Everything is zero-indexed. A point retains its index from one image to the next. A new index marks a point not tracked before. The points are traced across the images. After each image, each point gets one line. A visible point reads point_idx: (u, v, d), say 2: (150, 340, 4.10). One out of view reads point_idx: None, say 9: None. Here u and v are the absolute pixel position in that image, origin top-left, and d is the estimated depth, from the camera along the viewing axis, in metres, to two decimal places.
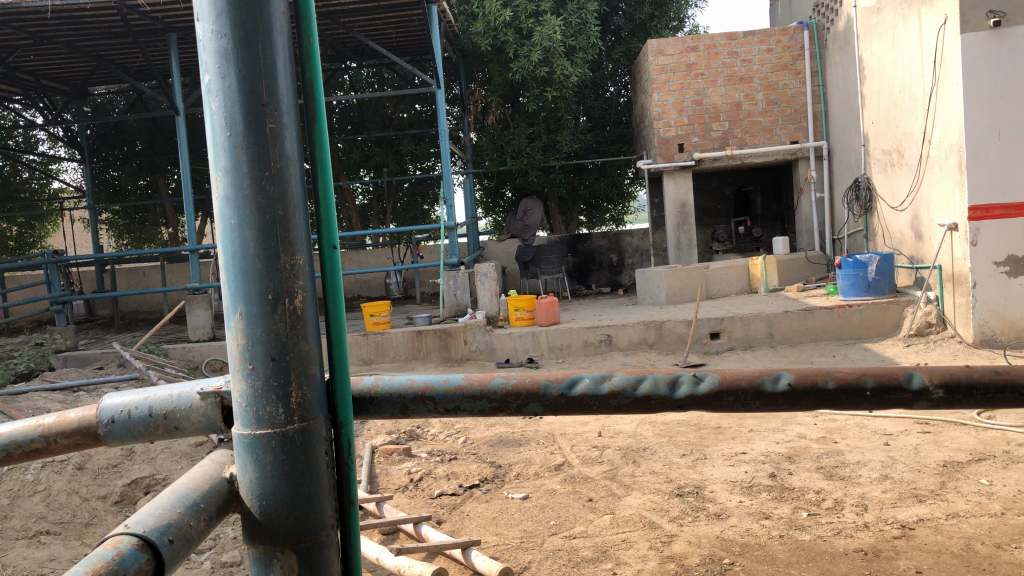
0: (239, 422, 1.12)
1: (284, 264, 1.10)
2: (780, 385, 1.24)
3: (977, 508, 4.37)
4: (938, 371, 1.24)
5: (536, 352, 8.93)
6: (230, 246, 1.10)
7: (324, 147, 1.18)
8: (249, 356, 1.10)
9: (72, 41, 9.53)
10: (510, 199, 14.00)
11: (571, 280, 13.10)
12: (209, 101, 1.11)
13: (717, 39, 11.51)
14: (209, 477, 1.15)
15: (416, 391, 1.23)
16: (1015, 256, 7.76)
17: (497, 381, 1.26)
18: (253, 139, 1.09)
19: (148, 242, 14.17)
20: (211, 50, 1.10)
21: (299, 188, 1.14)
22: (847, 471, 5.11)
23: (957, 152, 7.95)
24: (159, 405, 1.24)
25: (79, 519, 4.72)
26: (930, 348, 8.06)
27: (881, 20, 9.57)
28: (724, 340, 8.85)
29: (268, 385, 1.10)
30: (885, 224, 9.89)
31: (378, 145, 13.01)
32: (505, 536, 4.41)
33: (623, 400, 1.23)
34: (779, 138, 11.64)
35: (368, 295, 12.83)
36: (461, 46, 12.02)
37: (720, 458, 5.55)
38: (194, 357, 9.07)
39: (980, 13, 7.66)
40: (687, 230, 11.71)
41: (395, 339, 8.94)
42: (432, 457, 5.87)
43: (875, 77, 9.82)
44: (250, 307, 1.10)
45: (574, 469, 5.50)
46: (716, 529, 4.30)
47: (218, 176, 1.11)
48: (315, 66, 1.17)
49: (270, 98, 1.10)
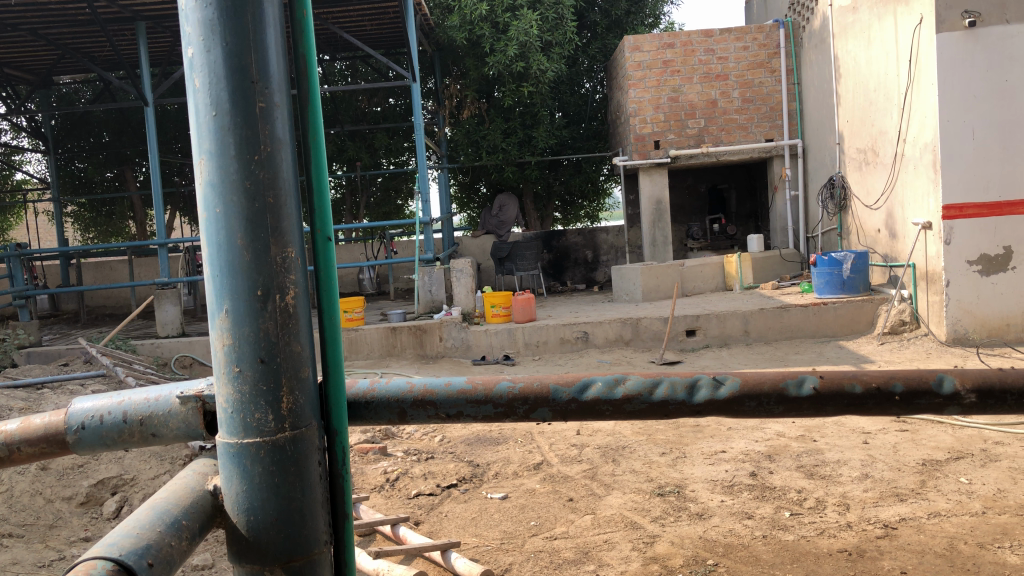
0: (224, 431, 1.03)
1: (274, 257, 1.01)
2: (805, 389, 1.15)
3: (958, 507, 4.36)
4: (970, 374, 1.16)
5: (512, 349, 8.83)
6: (214, 237, 1.00)
7: (317, 131, 1.08)
8: (235, 359, 1.01)
9: (37, 28, 9.26)
10: (484, 194, 13.93)
11: (546, 277, 13.04)
12: (192, 77, 1.01)
13: (694, 36, 11.49)
14: (190, 489, 1.05)
15: (415, 396, 1.15)
16: (987, 255, 7.80)
17: (503, 384, 1.17)
18: (241, 118, 0.99)
19: (115, 236, 13.94)
20: (195, 20, 1.00)
21: (291, 172, 1.04)
22: (827, 470, 5.08)
23: (932, 151, 7.98)
24: (135, 409, 1.14)
25: (43, 522, 4.55)
26: (904, 346, 8.10)
27: (856, 18, 9.59)
28: (700, 337, 8.82)
29: (256, 390, 1.01)
30: (859, 223, 9.93)
31: (351, 138, 12.84)
32: (484, 537, 4.32)
33: (639, 405, 1.15)
34: (754, 136, 11.64)
35: (340, 291, 12.70)
36: (437, 40, 11.86)
37: (700, 457, 5.50)
38: (163, 353, 8.79)
39: (955, 13, 7.69)
40: (662, 228, 11.68)
41: (369, 336, 8.80)
42: (408, 456, 5.77)
43: (850, 76, 9.86)
44: (237, 304, 1.00)
45: (554, 469, 5.43)
46: (698, 529, 4.25)
47: (202, 159, 1.01)
48: (309, 40, 1.07)
49: (260, 75, 1.00)
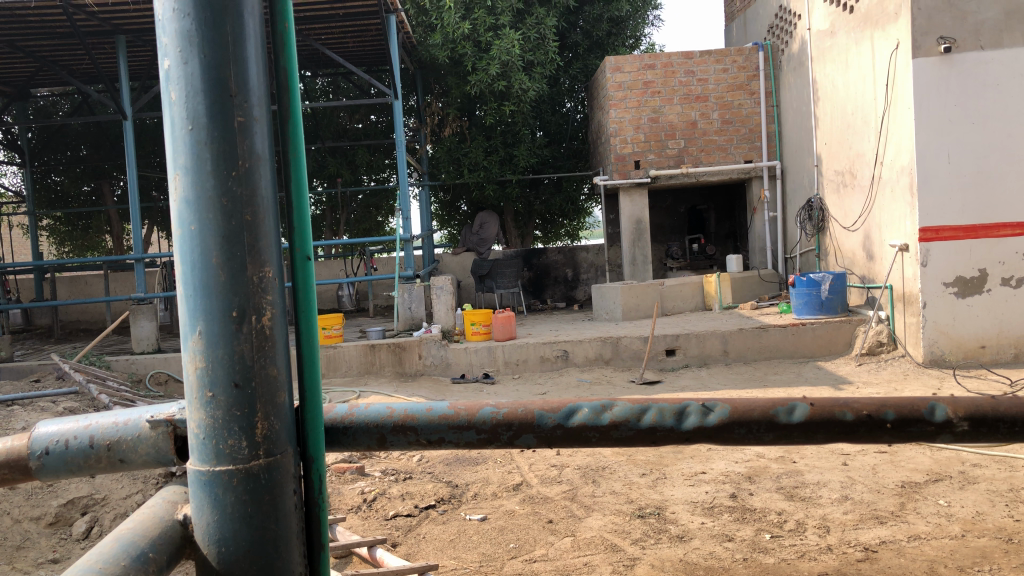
0: (196, 457, 0.99)
1: (250, 276, 0.97)
2: (796, 416, 1.13)
3: (938, 530, 4.35)
4: (963, 402, 1.14)
5: (492, 367, 8.81)
6: (188, 255, 0.97)
7: (298, 146, 1.05)
8: (209, 383, 0.97)
9: (13, 40, 9.17)
10: (465, 212, 13.88)
11: (526, 295, 12.99)
12: (168, 90, 0.97)
13: (674, 58, 11.55)
14: (159, 519, 1.01)
15: (396, 421, 1.11)
16: (963, 277, 7.88)
17: (487, 409, 1.14)
18: (219, 133, 0.95)
19: (91, 250, 13.79)
20: (171, 31, 0.96)
21: (270, 189, 1.00)
22: (807, 491, 5.07)
23: (908, 173, 8.04)
24: (102, 434, 1.09)
25: (10, 542, 4.44)
26: (882, 367, 8.14)
27: (834, 43, 9.69)
28: (679, 357, 8.80)
29: (230, 415, 0.97)
30: (837, 244, 9.99)
31: (332, 155, 12.81)
32: (462, 559, 4.25)
33: (626, 432, 1.11)
34: (733, 158, 11.70)
35: (319, 308, 12.61)
36: (418, 57, 11.82)
37: (680, 478, 5.47)
38: (138, 369, 8.68)
39: (931, 39, 7.78)
40: (642, 247, 11.69)
41: (348, 353, 8.71)
42: (386, 476, 5.71)
43: (828, 99, 9.96)
44: (212, 325, 0.96)
45: (534, 489, 5.38)
46: (678, 551, 4.21)
47: (176, 175, 0.97)
48: (290, 54, 1.05)
49: (239, 87, 0.97)
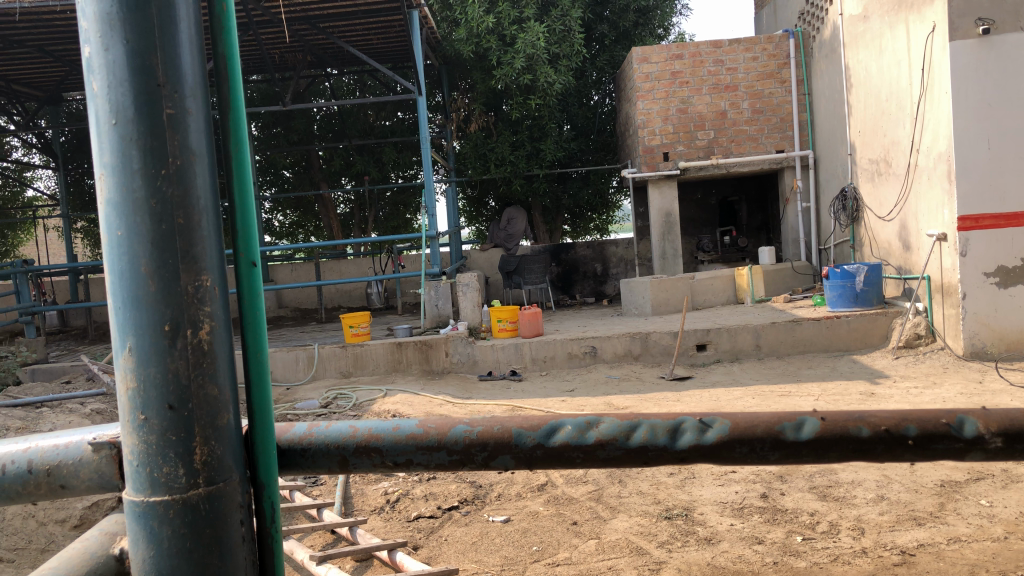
0: (131, 485, 0.89)
1: (184, 286, 0.87)
2: (804, 433, 1.01)
3: (979, 532, 4.16)
4: (995, 416, 1.01)
5: (519, 364, 8.68)
6: (115, 262, 0.87)
7: (241, 137, 0.95)
8: (141, 405, 0.88)
9: (43, 45, 9.25)
10: (493, 208, 13.85)
11: (555, 291, 12.87)
12: (90, 80, 0.88)
13: (702, 47, 11.33)
14: (90, 555, 0.91)
15: (359, 441, 1.02)
16: (1005, 267, 7.61)
17: (459, 428, 1.03)
18: (145, 127, 0.86)
19: None
20: (92, 16, 0.87)
21: (208, 188, 0.91)
22: (840, 491, 4.90)
23: (946, 160, 7.79)
24: (41, 458, 1.00)
25: (35, 546, 4.43)
26: (920, 360, 7.88)
27: (867, 27, 9.43)
28: (711, 351, 8.62)
29: (165, 440, 0.87)
30: (872, 234, 9.73)
31: (359, 152, 12.82)
32: (484, 563, 4.15)
33: (614, 452, 1.00)
34: (764, 148, 11.47)
35: (349, 306, 12.60)
36: (443, 53, 11.64)
37: (709, 477, 5.32)
38: None
39: (969, 20, 7.51)
40: (672, 240, 11.50)
41: (374, 351, 8.67)
42: (411, 476, 5.63)
43: (862, 85, 9.69)
44: (142, 342, 0.87)
45: (558, 490, 5.26)
46: (707, 555, 4.07)
47: (102, 174, 0.88)
48: (229, 39, 0.96)
49: (169, 77, 0.87)
